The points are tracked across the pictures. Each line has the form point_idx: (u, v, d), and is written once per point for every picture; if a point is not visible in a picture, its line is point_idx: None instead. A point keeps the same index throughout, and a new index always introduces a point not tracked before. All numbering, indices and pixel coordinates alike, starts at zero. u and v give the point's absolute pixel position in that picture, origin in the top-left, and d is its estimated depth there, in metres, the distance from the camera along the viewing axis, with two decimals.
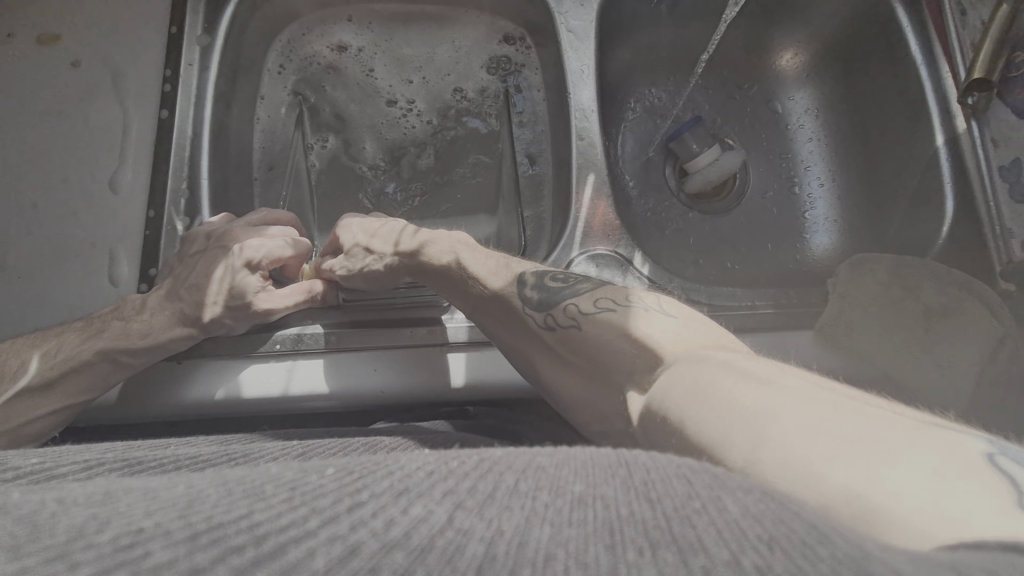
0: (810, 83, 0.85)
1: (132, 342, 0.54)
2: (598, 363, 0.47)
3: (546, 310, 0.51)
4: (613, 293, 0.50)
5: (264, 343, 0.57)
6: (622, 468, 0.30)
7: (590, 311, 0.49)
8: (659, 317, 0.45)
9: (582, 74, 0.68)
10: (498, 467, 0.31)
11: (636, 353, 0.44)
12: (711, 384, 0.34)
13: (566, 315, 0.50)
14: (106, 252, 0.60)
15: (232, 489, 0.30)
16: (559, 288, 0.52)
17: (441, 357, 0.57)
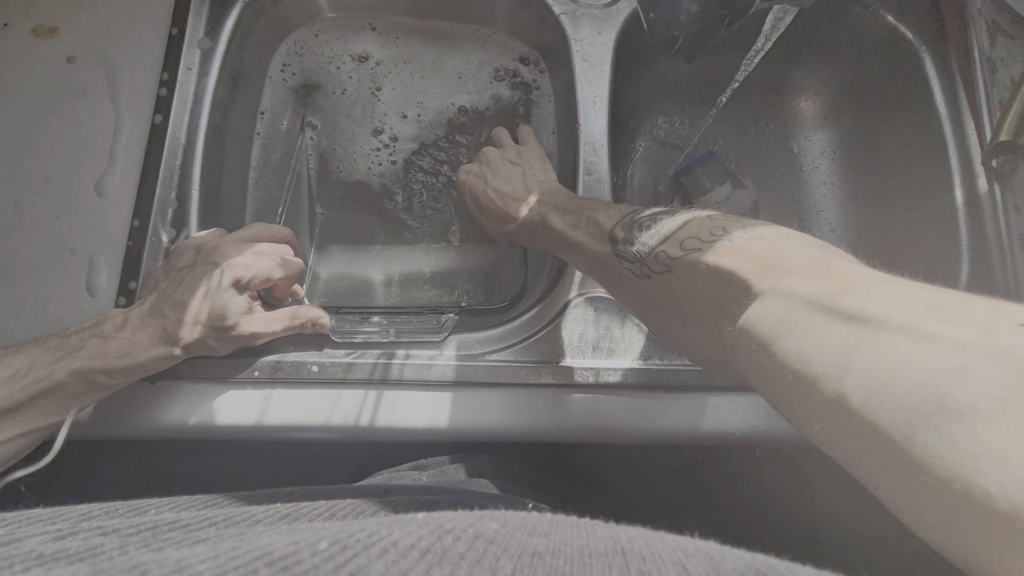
0: (829, 124, 0.83)
1: (110, 361, 0.51)
2: (692, 302, 0.49)
3: (637, 248, 0.55)
4: (696, 232, 0.52)
5: (243, 369, 0.55)
6: (619, 561, 0.31)
7: (677, 255, 0.51)
8: (743, 244, 0.47)
9: (594, 106, 0.65)
10: (492, 551, 0.33)
11: (723, 280, 0.45)
12: (802, 313, 0.36)
13: (656, 261, 0.52)
14: (86, 260, 0.57)
15: (224, 565, 0.29)
16: (638, 236, 0.56)
17: (427, 396, 0.55)
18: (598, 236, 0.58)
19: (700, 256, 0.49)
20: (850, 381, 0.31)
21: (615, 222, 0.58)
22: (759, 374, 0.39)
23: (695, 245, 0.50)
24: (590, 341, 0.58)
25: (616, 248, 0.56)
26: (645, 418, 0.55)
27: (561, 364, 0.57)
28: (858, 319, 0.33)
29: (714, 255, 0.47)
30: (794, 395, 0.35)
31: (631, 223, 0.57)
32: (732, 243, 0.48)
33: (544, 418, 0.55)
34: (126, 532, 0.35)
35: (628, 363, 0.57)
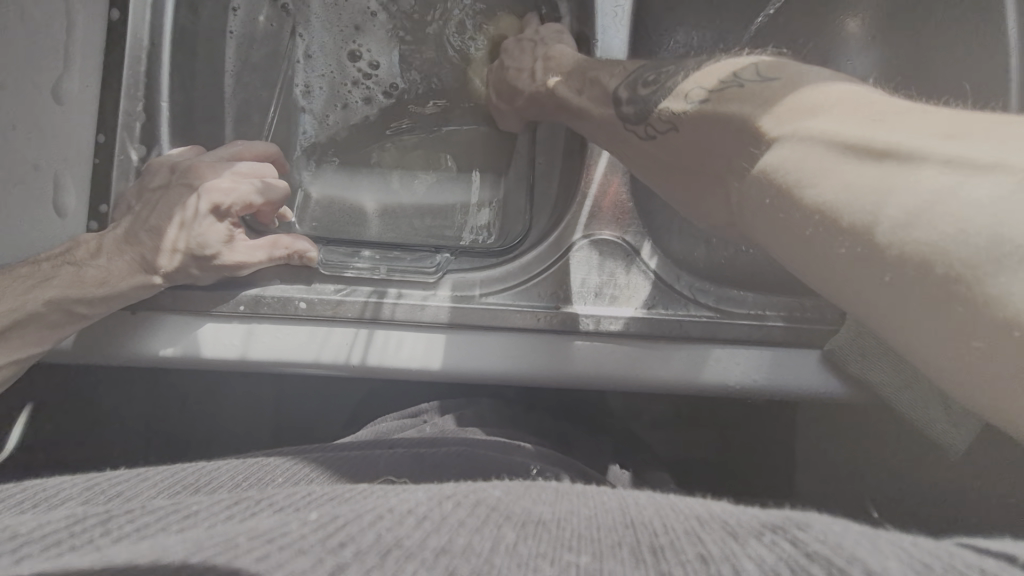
0: (876, 47, 0.74)
1: (88, 290, 0.48)
2: (701, 150, 0.45)
3: (643, 120, 0.49)
4: (699, 79, 0.47)
5: (225, 302, 0.52)
6: (624, 532, 0.28)
7: (686, 108, 0.46)
8: (791, 73, 0.42)
9: (614, 17, 0.57)
10: (496, 516, 0.28)
11: (738, 130, 0.42)
12: (833, 162, 0.33)
13: (660, 120, 0.48)
14: (48, 177, 0.52)
15: (198, 544, 0.23)
16: (652, 91, 0.49)
17: (420, 336, 0.53)
18: (597, 99, 0.53)
19: (704, 108, 0.44)
20: (888, 209, 0.30)
21: (617, 80, 0.52)
22: (769, 222, 0.38)
23: (700, 95, 0.45)
24: (592, 287, 0.55)
25: (617, 110, 0.51)
26: (644, 366, 0.53)
27: (562, 310, 0.54)
28: (886, 156, 0.31)
29: (726, 104, 0.43)
30: (769, 210, 0.37)
31: (635, 78, 0.51)
32: (737, 88, 0.43)
33: (542, 368, 0.53)
34: (97, 497, 0.30)
35: (631, 311, 0.54)
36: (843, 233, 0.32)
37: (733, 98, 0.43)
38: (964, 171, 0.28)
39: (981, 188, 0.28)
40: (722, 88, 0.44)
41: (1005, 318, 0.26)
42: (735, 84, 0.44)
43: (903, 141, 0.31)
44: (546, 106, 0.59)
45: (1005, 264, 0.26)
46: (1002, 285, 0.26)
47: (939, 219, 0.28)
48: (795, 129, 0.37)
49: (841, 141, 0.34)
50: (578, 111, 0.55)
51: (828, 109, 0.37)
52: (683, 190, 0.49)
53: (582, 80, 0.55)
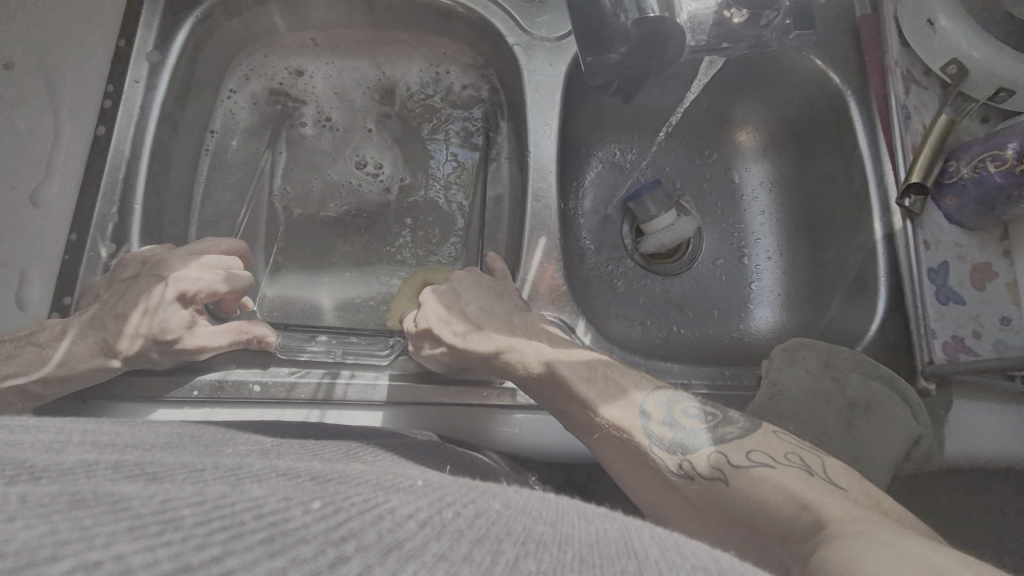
0: (768, 157, 0.88)
1: (46, 370, 0.50)
2: (742, 512, 0.43)
3: (679, 445, 0.48)
4: (764, 446, 0.46)
5: (180, 388, 0.54)
6: (629, 563, 0.30)
7: (741, 463, 0.45)
8: (821, 484, 0.42)
9: (543, 134, 0.68)
10: (496, 532, 0.31)
11: (793, 512, 0.40)
12: (885, 554, 0.32)
13: (709, 465, 0.46)
14: (16, 273, 0.55)
15: (210, 516, 0.26)
16: (696, 431, 0.48)
17: (373, 414, 0.56)
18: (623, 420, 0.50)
19: (769, 475, 0.43)
20: None
21: (641, 391, 0.51)
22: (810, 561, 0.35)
23: (765, 460, 0.44)
24: None
25: (644, 425, 0.49)
26: None
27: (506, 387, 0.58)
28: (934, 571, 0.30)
29: (793, 481, 0.42)
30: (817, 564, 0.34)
31: (669, 404, 0.51)
32: (765, 456, 0.45)
33: (491, 438, 0.56)
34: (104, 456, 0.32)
35: None
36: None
37: (779, 478, 0.42)
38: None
39: None
40: (801, 454, 0.45)
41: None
42: (802, 468, 0.43)
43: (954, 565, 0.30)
44: (527, 387, 0.55)
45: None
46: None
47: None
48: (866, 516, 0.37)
49: (902, 545, 0.32)
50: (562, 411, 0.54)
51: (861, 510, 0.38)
52: (713, 534, 0.45)
53: (592, 370, 0.53)
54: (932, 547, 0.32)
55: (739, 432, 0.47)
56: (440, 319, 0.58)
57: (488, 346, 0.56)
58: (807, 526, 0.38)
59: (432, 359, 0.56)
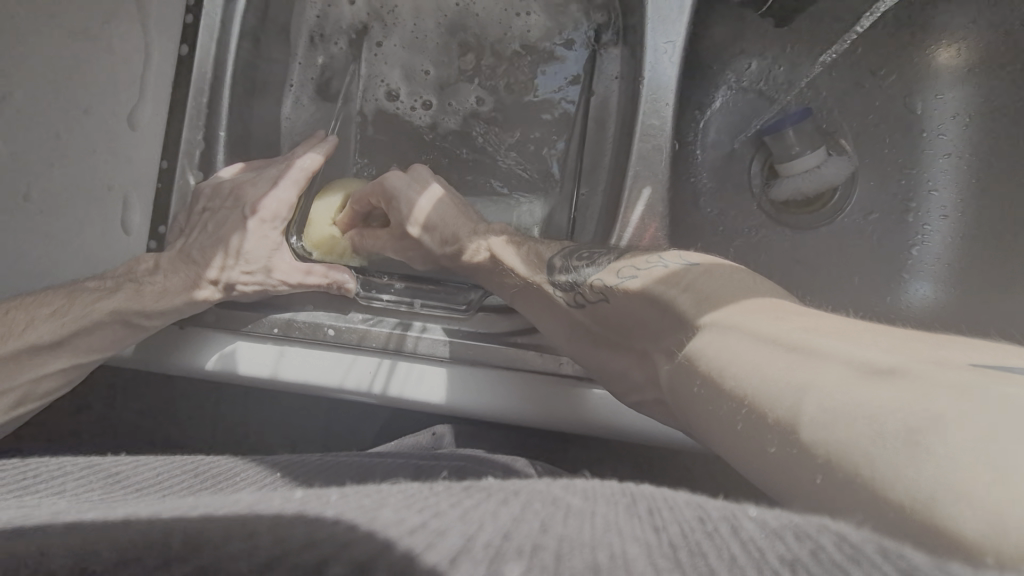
0: (970, 82, 0.66)
1: (146, 303, 0.53)
2: (630, 326, 0.46)
3: (571, 286, 0.50)
4: (633, 259, 0.47)
5: (260, 323, 0.55)
6: (624, 497, 0.27)
7: (614, 281, 0.46)
8: (682, 271, 0.43)
9: (665, 54, 0.55)
10: (493, 488, 0.29)
11: (665, 317, 0.42)
12: (755, 358, 0.31)
13: (592, 290, 0.48)
14: (119, 196, 0.57)
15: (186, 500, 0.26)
16: (581, 269, 0.50)
17: (435, 371, 0.53)
18: (536, 267, 0.53)
19: (634, 285, 0.44)
20: (810, 403, 0.27)
21: (555, 254, 0.53)
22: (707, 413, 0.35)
23: (632, 272, 0.46)
24: None
25: (550, 275, 0.52)
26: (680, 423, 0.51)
27: None
28: (798, 351, 0.30)
29: (650, 284, 0.43)
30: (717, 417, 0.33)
31: (569, 250, 0.53)
32: (661, 266, 0.44)
33: (564, 415, 0.52)
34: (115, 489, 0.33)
35: None
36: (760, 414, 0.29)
37: (682, 285, 0.41)
38: (923, 383, 0.25)
39: (890, 394, 0.25)
40: (669, 255, 0.46)
41: (899, 499, 0.22)
42: (660, 262, 0.45)
43: (888, 355, 0.28)
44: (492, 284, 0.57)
45: (922, 445, 0.22)
46: (932, 479, 0.21)
47: (878, 411, 0.24)
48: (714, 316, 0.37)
49: (772, 335, 0.32)
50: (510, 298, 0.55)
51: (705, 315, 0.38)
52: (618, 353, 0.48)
53: (517, 246, 0.56)
54: (861, 336, 0.31)
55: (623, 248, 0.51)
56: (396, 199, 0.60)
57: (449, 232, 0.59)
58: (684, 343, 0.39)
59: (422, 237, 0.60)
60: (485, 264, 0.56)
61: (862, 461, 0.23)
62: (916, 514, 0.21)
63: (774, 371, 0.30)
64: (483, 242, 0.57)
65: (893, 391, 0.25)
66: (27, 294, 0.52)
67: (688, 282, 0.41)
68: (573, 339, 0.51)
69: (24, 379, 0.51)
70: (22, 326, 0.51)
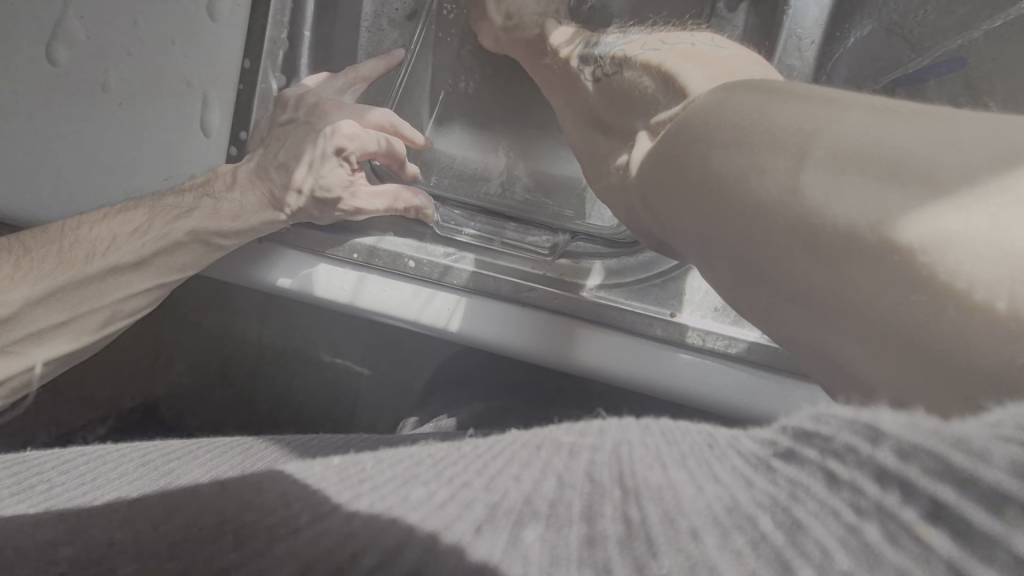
0: None
1: (223, 223, 0.51)
2: (630, 102, 0.44)
3: (594, 62, 0.49)
4: (660, 39, 0.47)
5: (340, 246, 0.53)
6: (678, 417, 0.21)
7: (632, 54, 0.46)
8: (701, 49, 0.42)
9: None
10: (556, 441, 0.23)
11: (665, 88, 0.40)
12: (770, 109, 0.29)
13: (610, 64, 0.47)
14: (198, 93, 0.54)
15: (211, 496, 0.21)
16: (601, 46, 0.50)
17: (512, 313, 0.50)
18: (573, 41, 0.52)
19: (652, 55, 0.44)
20: (823, 145, 0.25)
21: (597, 34, 0.53)
22: (689, 175, 0.32)
23: (654, 45, 0.45)
24: (712, 300, 0.50)
25: (572, 51, 0.52)
26: (756, 399, 0.47)
27: (674, 320, 0.50)
28: (823, 102, 0.28)
29: (671, 56, 0.42)
30: (701, 164, 0.31)
31: (593, 39, 0.52)
32: (685, 45, 0.43)
33: (637, 379, 0.49)
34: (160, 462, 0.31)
35: (756, 336, 0.48)
36: (749, 174, 0.27)
37: (705, 64, 0.39)
38: (931, 119, 0.24)
39: (901, 130, 0.24)
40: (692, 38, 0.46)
41: (897, 243, 0.21)
42: (686, 44, 0.44)
43: (907, 106, 0.26)
44: (534, 57, 0.56)
45: (933, 186, 0.21)
46: (936, 221, 0.20)
47: (890, 146, 0.23)
48: (717, 87, 0.35)
49: (793, 93, 0.30)
50: (545, 81, 0.56)
51: (714, 84, 0.36)
52: (609, 140, 0.46)
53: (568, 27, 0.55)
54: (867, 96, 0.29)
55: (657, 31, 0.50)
56: None
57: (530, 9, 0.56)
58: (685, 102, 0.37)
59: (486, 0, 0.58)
60: (534, 37, 0.56)
61: (865, 189, 0.22)
62: (924, 261, 0.20)
63: (789, 116, 0.28)
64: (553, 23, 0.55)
65: (913, 129, 0.24)
66: (107, 210, 0.49)
67: (711, 57, 0.40)
68: (583, 121, 0.51)
69: (109, 301, 0.49)
70: (104, 246, 0.48)
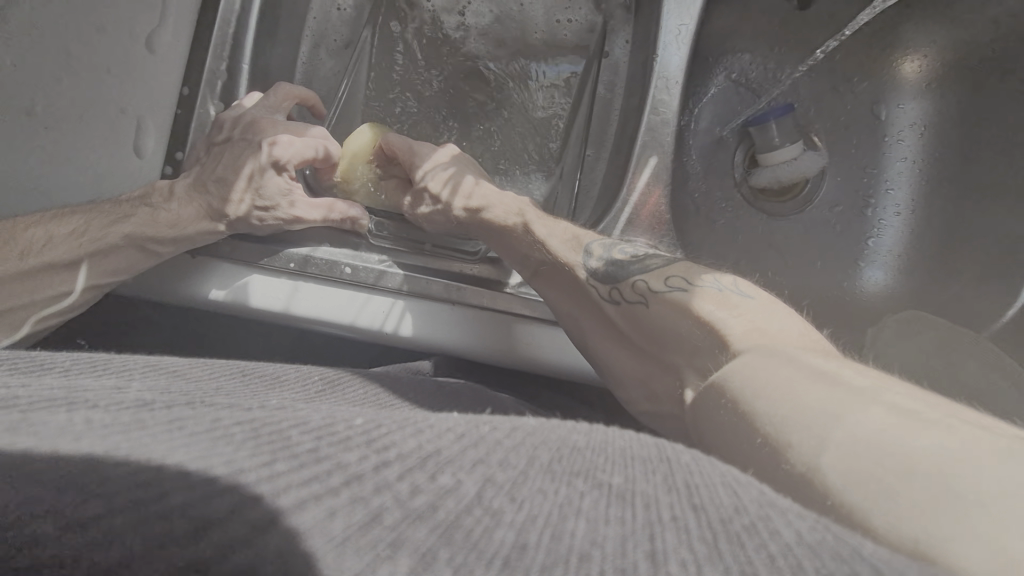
0: (928, 96, 0.75)
1: (159, 230, 0.53)
2: (658, 332, 0.49)
3: (611, 284, 0.53)
4: (684, 273, 0.51)
5: (276, 257, 0.56)
6: (662, 468, 0.28)
7: (659, 289, 0.51)
8: (735, 299, 0.47)
9: (676, 36, 0.60)
10: (535, 440, 0.30)
11: (702, 335, 0.45)
12: (801, 381, 0.34)
13: (633, 290, 0.52)
14: (132, 120, 0.56)
15: (258, 428, 0.27)
16: (619, 265, 0.53)
17: (444, 309, 0.56)
18: (575, 249, 0.56)
19: (681, 297, 0.49)
20: (830, 459, 0.29)
21: (595, 240, 0.56)
22: (722, 428, 0.38)
23: (681, 285, 0.50)
24: None
25: (585, 261, 0.55)
26: None
27: None
28: (841, 386, 0.33)
29: (700, 303, 0.47)
30: (733, 430, 0.36)
31: (611, 248, 0.55)
32: (715, 290, 0.48)
33: (556, 360, 0.56)
34: (170, 387, 0.35)
35: None
36: (783, 457, 0.31)
37: (739, 316, 0.45)
38: (957, 433, 0.28)
39: (927, 442, 0.27)
40: (718, 276, 0.50)
41: (930, 558, 0.23)
42: (713, 286, 0.49)
43: (941, 407, 0.31)
44: (506, 247, 0.58)
45: (978, 513, 0.23)
46: (1000, 541, 0.22)
47: (915, 453, 0.27)
48: (755, 352, 0.39)
49: (822, 369, 0.36)
50: (533, 270, 0.57)
51: (744, 346, 0.41)
52: (638, 360, 0.52)
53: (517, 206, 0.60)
54: (901, 390, 0.33)
55: (671, 254, 0.55)
56: (389, 145, 0.63)
57: (442, 176, 0.61)
58: (715, 348, 0.44)
59: (403, 152, 0.63)
60: (518, 230, 0.58)
61: (881, 497, 0.26)
62: (941, 559, 0.23)
63: (816, 399, 0.33)
64: (479, 193, 0.61)
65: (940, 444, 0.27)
66: (50, 211, 0.53)
67: (741, 308, 0.45)
68: (602, 327, 0.54)
69: (42, 296, 0.52)
70: (41, 243, 0.52)
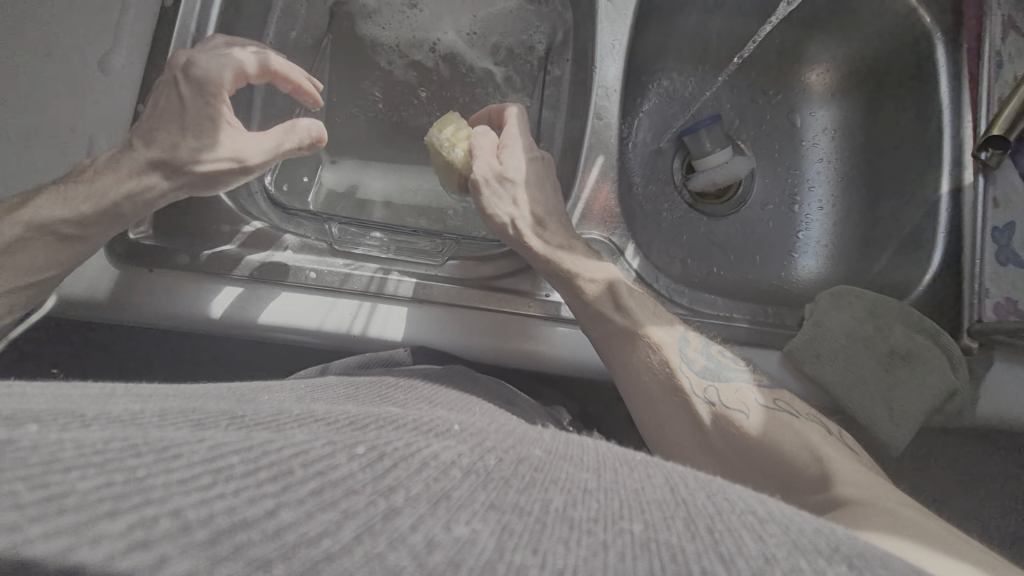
0: (835, 103, 0.84)
1: (74, 207, 0.50)
2: (762, 456, 0.49)
3: (710, 380, 0.53)
4: (789, 400, 0.53)
5: (238, 267, 0.56)
6: (681, 513, 0.28)
7: (768, 406, 0.52)
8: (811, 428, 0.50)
9: (612, 49, 0.65)
10: (540, 480, 0.30)
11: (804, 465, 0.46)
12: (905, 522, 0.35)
13: (736, 397, 0.52)
14: (85, 137, 0.57)
15: (259, 462, 0.26)
16: (726, 371, 0.54)
17: (411, 309, 0.57)
18: (671, 334, 0.56)
19: (790, 422, 0.50)
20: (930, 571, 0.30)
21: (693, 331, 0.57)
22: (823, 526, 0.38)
23: (786, 408, 0.52)
24: None
25: (681, 351, 0.55)
26: None
27: (547, 298, 0.59)
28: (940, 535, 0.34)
29: (817, 437, 0.48)
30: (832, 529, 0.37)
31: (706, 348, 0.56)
32: (816, 426, 0.50)
33: (525, 354, 0.56)
34: (152, 402, 0.33)
35: None
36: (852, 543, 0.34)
37: (843, 455, 0.47)
38: None
39: None
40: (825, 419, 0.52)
41: None
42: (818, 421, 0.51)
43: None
44: (579, 297, 0.56)
45: None
46: None
47: None
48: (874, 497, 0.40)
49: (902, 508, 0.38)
50: (608, 338, 0.56)
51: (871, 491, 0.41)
52: (714, 458, 0.51)
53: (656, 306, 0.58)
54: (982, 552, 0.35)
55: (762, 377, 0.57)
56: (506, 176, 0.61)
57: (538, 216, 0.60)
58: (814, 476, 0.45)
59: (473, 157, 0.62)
60: (602, 292, 0.56)
61: None
62: None
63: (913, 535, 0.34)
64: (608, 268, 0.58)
65: None
66: None
67: (859, 461, 0.47)
68: (687, 422, 0.53)
69: None
70: None
